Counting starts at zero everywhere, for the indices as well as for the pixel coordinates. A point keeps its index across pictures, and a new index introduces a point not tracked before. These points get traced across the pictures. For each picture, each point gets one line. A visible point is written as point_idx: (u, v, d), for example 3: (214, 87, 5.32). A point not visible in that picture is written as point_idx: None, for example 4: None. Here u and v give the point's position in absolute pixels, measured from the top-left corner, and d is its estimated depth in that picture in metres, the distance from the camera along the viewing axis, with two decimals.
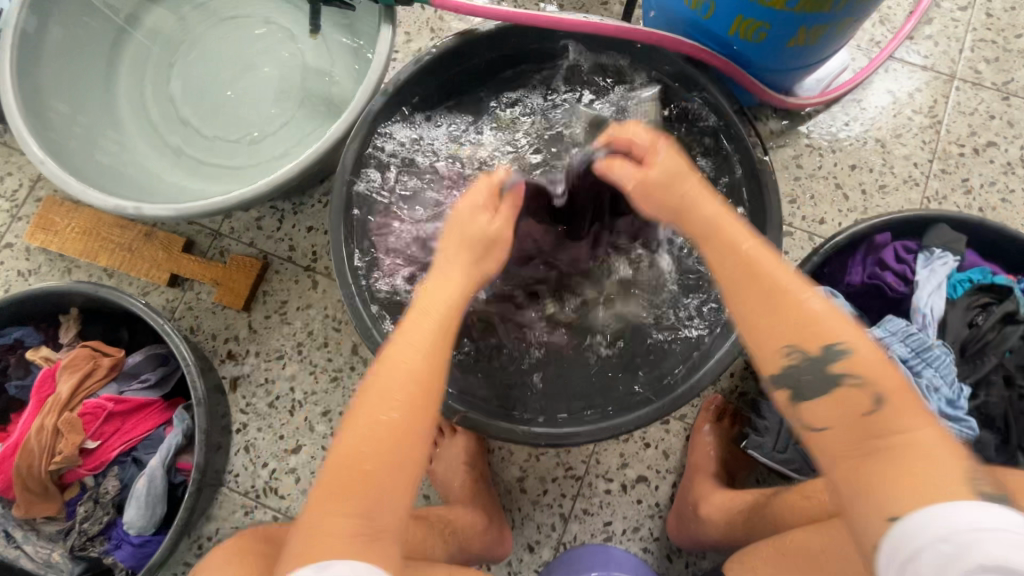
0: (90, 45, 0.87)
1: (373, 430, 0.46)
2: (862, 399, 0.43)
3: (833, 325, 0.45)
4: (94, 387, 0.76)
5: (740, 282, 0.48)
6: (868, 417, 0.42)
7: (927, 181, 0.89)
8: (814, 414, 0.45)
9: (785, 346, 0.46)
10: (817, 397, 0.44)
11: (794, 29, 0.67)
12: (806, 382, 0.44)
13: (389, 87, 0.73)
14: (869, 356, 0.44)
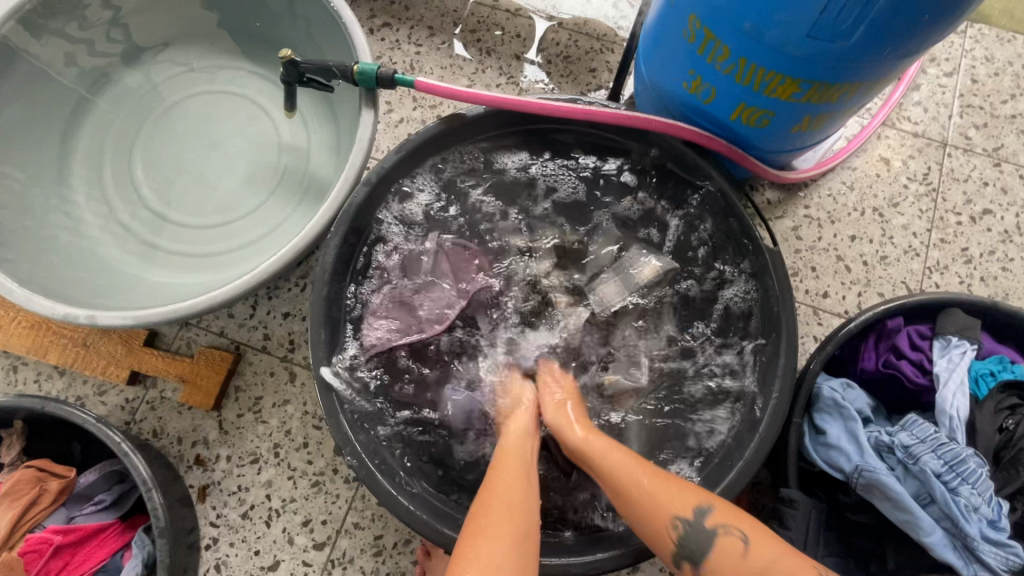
0: (44, 125, 0.81)
1: (511, 486, 0.55)
2: (732, 543, 0.48)
3: (676, 498, 0.52)
4: (38, 516, 0.67)
5: (650, 489, 0.53)
6: (746, 564, 0.47)
7: (928, 250, 0.87)
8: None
9: (673, 519, 0.51)
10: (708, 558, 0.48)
11: (799, 116, 0.64)
12: (696, 548, 0.49)
13: (371, 176, 0.68)
14: (765, 538, 0.48)
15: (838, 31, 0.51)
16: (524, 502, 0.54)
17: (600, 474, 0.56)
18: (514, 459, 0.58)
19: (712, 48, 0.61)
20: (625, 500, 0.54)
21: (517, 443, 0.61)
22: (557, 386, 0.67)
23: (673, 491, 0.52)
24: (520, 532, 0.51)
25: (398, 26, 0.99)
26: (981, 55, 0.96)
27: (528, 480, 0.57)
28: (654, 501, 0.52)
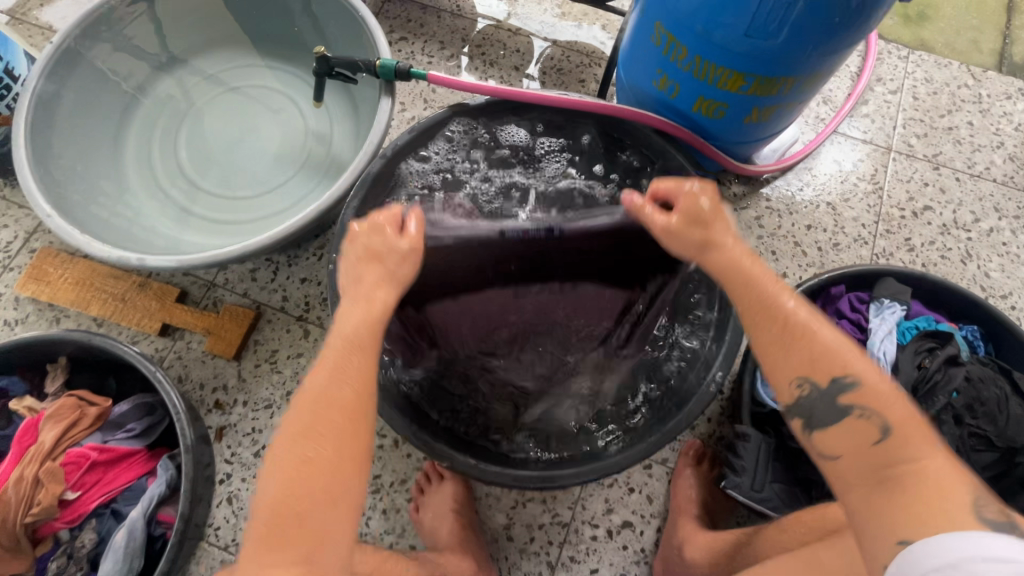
0: (104, 109, 0.94)
1: (324, 423, 0.49)
2: (870, 429, 0.47)
3: (848, 358, 0.49)
4: (77, 436, 0.75)
5: (787, 338, 0.51)
6: (874, 450, 0.46)
7: (875, 239, 0.98)
8: (827, 443, 0.50)
9: (801, 379, 0.50)
10: (831, 426, 0.49)
11: (749, 108, 0.77)
12: (820, 413, 0.49)
13: (387, 151, 0.80)
14: (914, 434, 0.46)
15: (769, 31, 0.64)
16: (338, 439, 0.49)
17: (737, 306, 0.54)
18: (325, 402, 0.50)
19: (674, 49, 0.74)
20: (782, 350, 0.51)
21: (319, 377, 0.51)
22: (350, 307, 0.55)
23: (848, 351, 0.50)
24: (338, 466, 0.48)
25: (414, 40, 1.13)
26: (921, 76, 1.10)
27: (360, 411, 0.50)
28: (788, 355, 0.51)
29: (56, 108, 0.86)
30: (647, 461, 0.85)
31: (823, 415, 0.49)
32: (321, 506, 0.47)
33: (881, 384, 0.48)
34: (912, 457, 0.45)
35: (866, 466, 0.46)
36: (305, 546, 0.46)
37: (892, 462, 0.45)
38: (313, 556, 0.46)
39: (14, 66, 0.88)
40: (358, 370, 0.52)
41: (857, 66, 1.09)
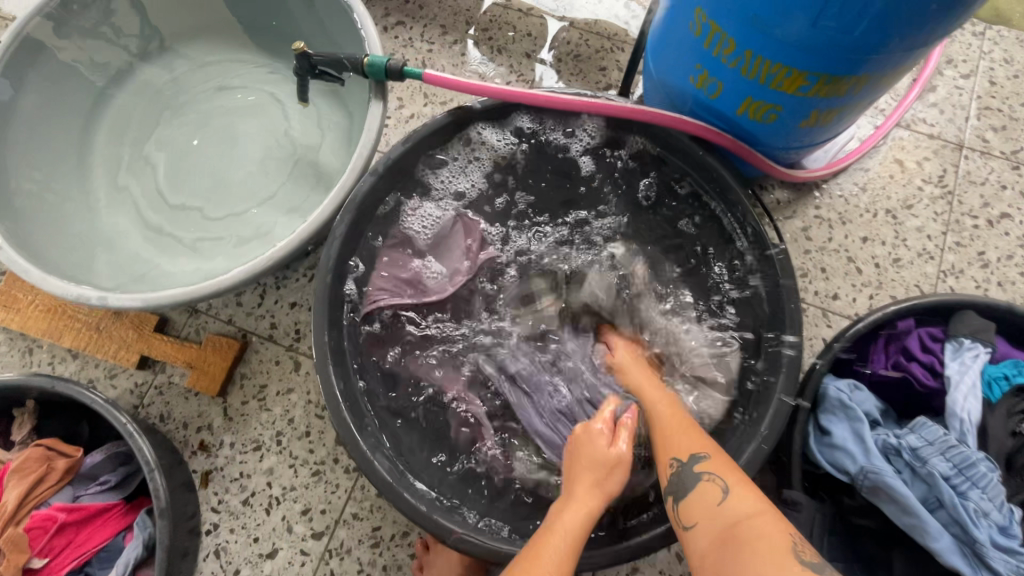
0: (68, 115, 0.83)
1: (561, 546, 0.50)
2: (715, 490, 0.51)
3: (682, 438, 0.57)
4: (44, 494, 0.68)
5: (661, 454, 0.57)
6: (720, 506, 0.49)
7: (942, 254, 0.85)
8: (690, 514, 0.52)
9: (671, 459, 0.55)
10: (690, 495, 0.52)
11: (806, 111, 0.64)
12: (683, 484, 0.53)
13: (379, 165, 0.69)
14: (744, 489, 0.49)
15: (846, 21, 0.50)
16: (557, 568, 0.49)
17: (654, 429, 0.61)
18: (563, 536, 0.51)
19: (720, 41, 0.60)
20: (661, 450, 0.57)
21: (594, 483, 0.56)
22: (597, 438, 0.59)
23: (678, 428, 0.59)
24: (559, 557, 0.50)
25: (412, 24, 1.00)
26: (1000, 57, 0.94)
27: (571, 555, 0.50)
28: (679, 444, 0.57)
29: (6, 117, 0.75)
30: None
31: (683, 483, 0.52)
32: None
33: (722, 459, 0.54)
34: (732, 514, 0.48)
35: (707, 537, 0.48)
36: None
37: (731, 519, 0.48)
38: None
39: None
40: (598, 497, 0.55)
41: None
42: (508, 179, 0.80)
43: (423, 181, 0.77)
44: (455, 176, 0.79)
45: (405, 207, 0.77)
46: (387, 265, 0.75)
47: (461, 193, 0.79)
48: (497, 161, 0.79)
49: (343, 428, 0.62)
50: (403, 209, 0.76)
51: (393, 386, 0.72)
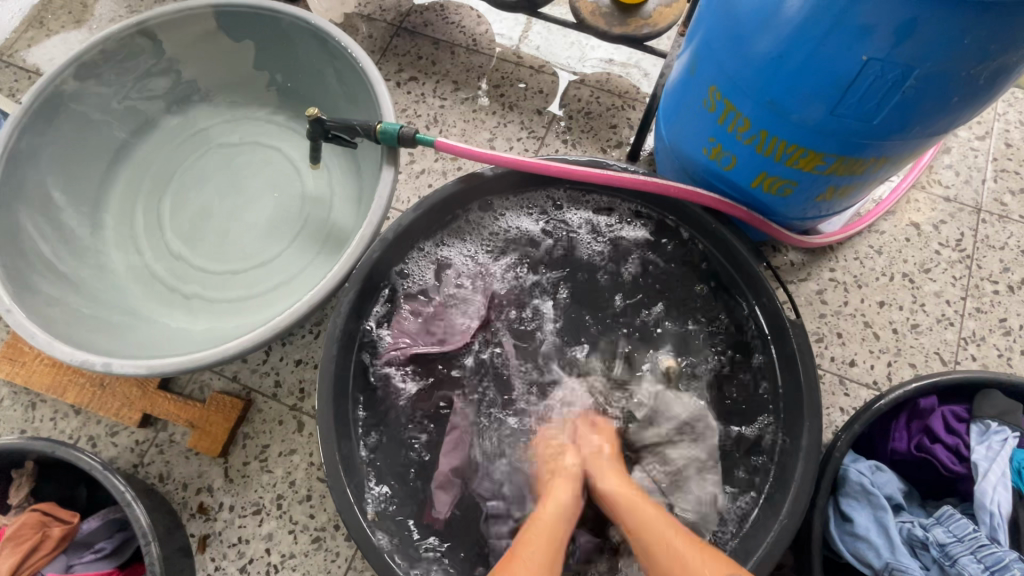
0: (82, 172, 0.84)
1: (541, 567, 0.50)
2: None
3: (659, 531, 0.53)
4: (39, 563, 0.66)
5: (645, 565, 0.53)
6: None
7: (962, 320, 0.83)
8: None
9: None
10: None
11: (822, 187, 0.63)
12: None
13: (388, 233, 0.69)
14: None
15: (864, 109, 0.50)
16: None
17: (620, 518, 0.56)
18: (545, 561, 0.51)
19: (734, 119, 0.60)
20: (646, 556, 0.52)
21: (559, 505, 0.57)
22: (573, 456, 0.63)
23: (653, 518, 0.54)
24: None
25: (424, 80, 1.01)
26: (1015, 118, 0.94)
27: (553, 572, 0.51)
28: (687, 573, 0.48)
29: (20, 178, 0.76)
30: None
31: None
32: None
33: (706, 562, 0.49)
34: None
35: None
36: None
37: None
38: None
39: None
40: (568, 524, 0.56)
41: None
42: (514, 239, 0.79)
43: (431, 243, 0.76)
44: (461, 237, 0.78)
45: (409, 267, 0.75)
46: (393, 325, 0.73)
47: (467, 253, 0.78)
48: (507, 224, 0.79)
49: (346, 505, 0.60)
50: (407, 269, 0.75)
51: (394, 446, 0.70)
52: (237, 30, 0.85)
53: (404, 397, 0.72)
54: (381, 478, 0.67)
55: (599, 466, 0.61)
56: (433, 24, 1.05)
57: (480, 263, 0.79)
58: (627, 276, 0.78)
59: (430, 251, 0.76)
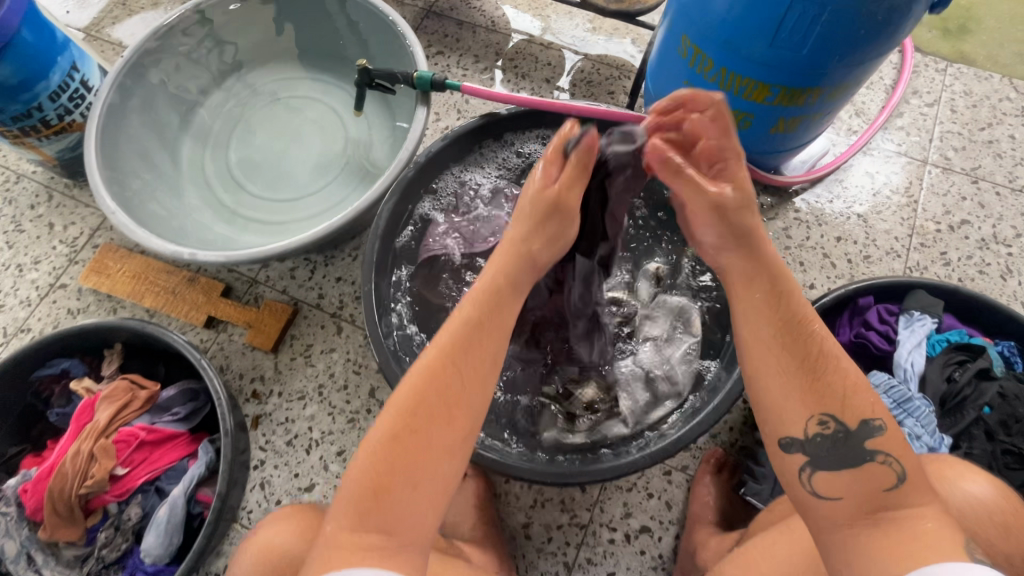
0: (165, 117, 1.01)
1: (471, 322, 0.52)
2: (886, 475, 0.47)
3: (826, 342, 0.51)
4: (129, 417, 0.81)
5: (791, 350, 0.50)
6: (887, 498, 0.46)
7: (908, 252, 0.96)
8: (826, 486, 0.48)
9: (824, 416, 0.48)
10: (847, 469, 0.48)
11: (774, 118, 0.78)
12: (842, 454, 0.48)
13: (421, 158, 0.85)
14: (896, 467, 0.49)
15: (794, 42, 0.65)
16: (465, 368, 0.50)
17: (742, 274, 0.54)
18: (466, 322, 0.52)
19: (701, 61, 0.76)
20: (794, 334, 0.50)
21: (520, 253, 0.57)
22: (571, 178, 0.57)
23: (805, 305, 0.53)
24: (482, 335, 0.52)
25: (450, 53, 1.18)
26: (960, 89, 1.08)
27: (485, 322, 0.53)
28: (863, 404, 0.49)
29: (120, 115, 0.93)
30: (667, 466, 0.86)
31: (845, 456, 0.48)
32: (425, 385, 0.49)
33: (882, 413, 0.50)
34: (911, 505, 0.46)
35: (853, 508, 0.47)
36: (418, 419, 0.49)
37: (879, 508, 0.46)
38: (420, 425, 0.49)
39: (89, 78, 0.97)
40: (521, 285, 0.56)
41: (892, 78, 1.08)
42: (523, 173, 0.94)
43: (455, 172, 0.92)
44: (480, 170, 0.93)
45: (436, 191, 0.91)
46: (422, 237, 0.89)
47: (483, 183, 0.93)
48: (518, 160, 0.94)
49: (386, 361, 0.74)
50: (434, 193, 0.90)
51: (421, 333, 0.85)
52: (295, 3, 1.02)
53: (431, 296, 0.87)
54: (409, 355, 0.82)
55: (767, 239, 0.54)
56: (457, 8, 1.23)
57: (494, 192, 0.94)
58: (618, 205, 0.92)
59: (452, 179, 0.91)
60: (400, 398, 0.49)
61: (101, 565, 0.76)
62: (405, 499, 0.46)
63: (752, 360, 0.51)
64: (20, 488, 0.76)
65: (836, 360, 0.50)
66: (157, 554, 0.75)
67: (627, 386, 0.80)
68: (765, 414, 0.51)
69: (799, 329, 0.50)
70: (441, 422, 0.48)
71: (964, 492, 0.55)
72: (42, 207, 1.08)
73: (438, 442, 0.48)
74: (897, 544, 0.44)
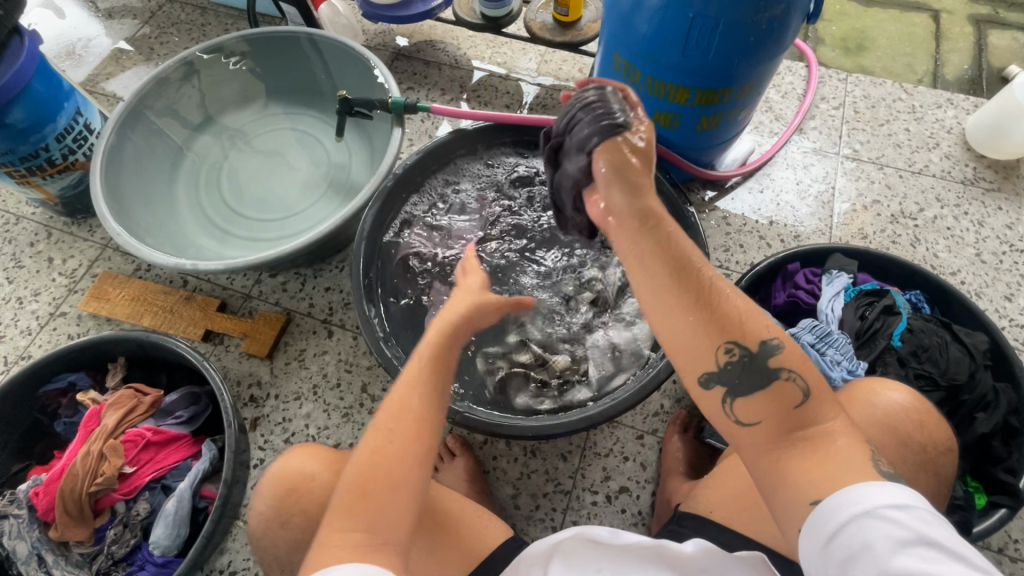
0: (161, 154, 1.11)
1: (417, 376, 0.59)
2: (793, 391, 0.48)
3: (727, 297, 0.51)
4: (134, 420, 0.86)
5: (672, 281, 0.50)
6: (795, 413, 0.48)
7: (831, 230, 1.10)
8: (745, 409, 0.50)
9: (727, 343, 0.50)
10: (756, 391, 0.49)
11: (697, 117, 0.92)
12: (747, 374, 0.49)
13: (399, 171, 0.97)
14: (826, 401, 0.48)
15: (701, 49, 0.80)
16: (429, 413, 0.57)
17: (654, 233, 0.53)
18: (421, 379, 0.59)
19: (632, 73, 0.90)
20: (682, 276, 0.51)
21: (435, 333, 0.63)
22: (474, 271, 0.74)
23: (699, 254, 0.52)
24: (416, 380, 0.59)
25: (419, 88, 1.33)
26: (860, 93, 1.26)
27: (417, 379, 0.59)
28: (742, 325, 0.50)
29: (121, 152, 1.02)
30: (639, 431, 0.94)
31: (749, 375, 0.49)
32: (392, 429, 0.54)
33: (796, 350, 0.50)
34: (821, 422, 0.47)
35: (764, 440, 0.49)
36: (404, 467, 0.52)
37: (796, 428, 0.48)
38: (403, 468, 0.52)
39: (91, 121, 1.07)
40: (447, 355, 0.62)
41: (802, 88, 1.26)
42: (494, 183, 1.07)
43: (431, 185, 1.04)
44: (455, 183, 1.06)
45: (415, 203, 1.03)
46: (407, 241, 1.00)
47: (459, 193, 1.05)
48: (490, 171, 1.07)
49: (376, 344, 0.83)
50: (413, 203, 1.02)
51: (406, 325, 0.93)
52: (277, 50, 1.15)
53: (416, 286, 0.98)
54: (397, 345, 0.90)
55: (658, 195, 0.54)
56: (424, 51, 1.38)
57: (471, 199, 1.05)
58: None
59: (429, 189, 1.04)
60: (378, 430, 0.55)
61: (110, 562, 0.79)
62: (388, 501, 0.50)
63: (652, 311, 0.51)
64: (31, 493, 0.80)
65: (725, 300, 0.50)
66: (165, 546, 0.79)
67: (594, 356, 0.90)
68: (678, 354, 0.51)
69: (692, 267, 0.51)
70: (392, 444, 0.53)
71: (890, 399, 0.56)
72: (41, 244, 1.15)
73: (384, 458, 0.52)
74: (815, 466, 0.46)
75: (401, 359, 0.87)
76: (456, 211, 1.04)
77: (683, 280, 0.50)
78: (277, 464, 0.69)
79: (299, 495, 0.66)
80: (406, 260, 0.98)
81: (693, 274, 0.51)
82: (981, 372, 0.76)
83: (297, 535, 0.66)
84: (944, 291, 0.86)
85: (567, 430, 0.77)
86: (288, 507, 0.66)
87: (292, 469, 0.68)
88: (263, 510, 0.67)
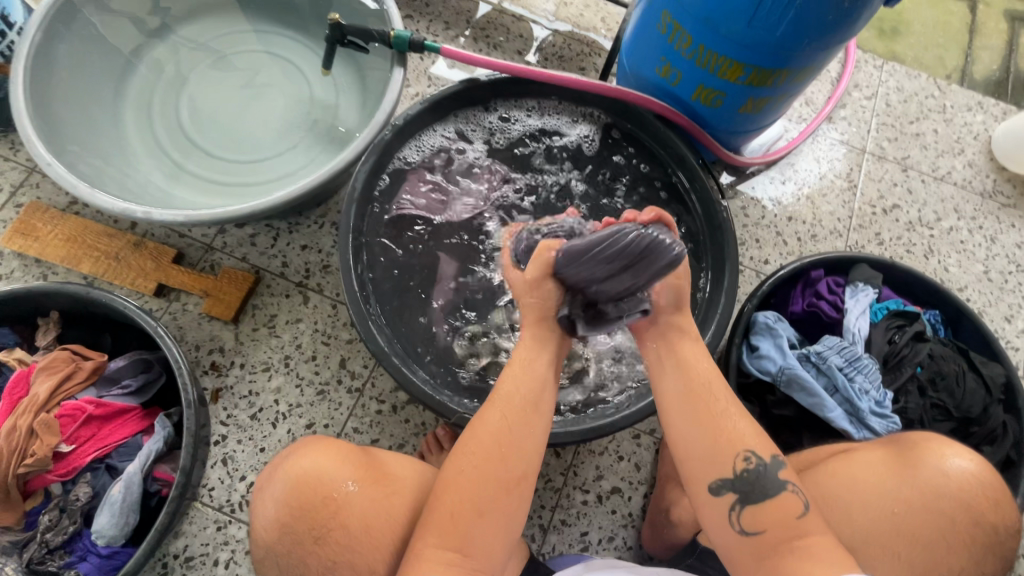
0: (103, 65, 0.92)
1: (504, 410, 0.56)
2: (792, 504, 0.52)
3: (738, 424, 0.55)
4: (72, 390, 0.74)
5: (683, 405, 0.56)
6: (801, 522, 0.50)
7: (848, 233, 1.05)
8: (747, 519, 0.52)
9: (744, 452, 0.53)
10: (763, 501, 0.52)
11: (744, 98, 0.82)
12: (756, 488, 0.52)
13: (398, 122, 0.83)
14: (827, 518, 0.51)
15: (770, 23, 0.68)
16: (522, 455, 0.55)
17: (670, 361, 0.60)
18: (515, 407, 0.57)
19: (680, 38, 0.78)
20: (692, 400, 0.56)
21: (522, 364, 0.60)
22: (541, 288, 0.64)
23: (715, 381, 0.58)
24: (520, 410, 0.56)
25: (419, 18, 1.15)
26: (894, 85, 1.18)
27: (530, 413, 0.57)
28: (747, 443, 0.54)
29: (51, 58, 0.83)
30: (636, 430, 0.89)
31: (760, 488, 0.52)
32: (484, 462, 0.54)
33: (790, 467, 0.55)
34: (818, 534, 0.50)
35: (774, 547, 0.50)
36: (497, 508, 0.53)
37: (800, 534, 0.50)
38: (493, 504, 0.53)
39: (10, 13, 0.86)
40: (537, 391, 0.58)
41: (837, 72, 1.17)
42: (505, 143, 0.94)
43: (430, 141, 0.91)
44: (461, 139, 0.92)
45: (414, 160, 0.89)
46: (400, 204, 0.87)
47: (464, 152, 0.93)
48: (501, 129, 0.94)
49: (365, 326, 0.73)
50: (410, 158, 0.89)
51: (397, 302, 0.82)
52: None
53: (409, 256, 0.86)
54: (387, 326, 0.80)
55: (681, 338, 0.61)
56: None
57: (477, 161, 0.93)
58: (598, 176, 0.94)
59: (429, 144, 0.90)
60: (470, 465, 0.54)
61: (44, 550, 0.70)
62: (483, 531, 0.52)
63: (668, 426, 0.57)
64: None
65: (733, 425, 0.55)
66: (111, 536, 0.70)
67: (601, 354, 0.84)
68: (690, 462, 0.55)
69: (702, 393, 0.57)
70: (483, 474, 0.53)
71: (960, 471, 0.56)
72: None
73: (469, 486, 0.53)
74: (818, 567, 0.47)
75: (393, 344, 0.77)
76: (459, 173, 0.92)
77: (684, 409, 0.57)
78: (296, 467, 0.60)
79: (333, 508, 0.58)
80: (399, 227, 0.87)
81: (703, 404, 0.56)
82: (995, 406, 0.75)
83: (329, 558, 0.58)
84: (961, 313, 0.83)
85: (576, 437, 0.71)
86: (322, 522, 0.58)
87: (318, 475, 0.59)
88: (267, 525, 0.60)
